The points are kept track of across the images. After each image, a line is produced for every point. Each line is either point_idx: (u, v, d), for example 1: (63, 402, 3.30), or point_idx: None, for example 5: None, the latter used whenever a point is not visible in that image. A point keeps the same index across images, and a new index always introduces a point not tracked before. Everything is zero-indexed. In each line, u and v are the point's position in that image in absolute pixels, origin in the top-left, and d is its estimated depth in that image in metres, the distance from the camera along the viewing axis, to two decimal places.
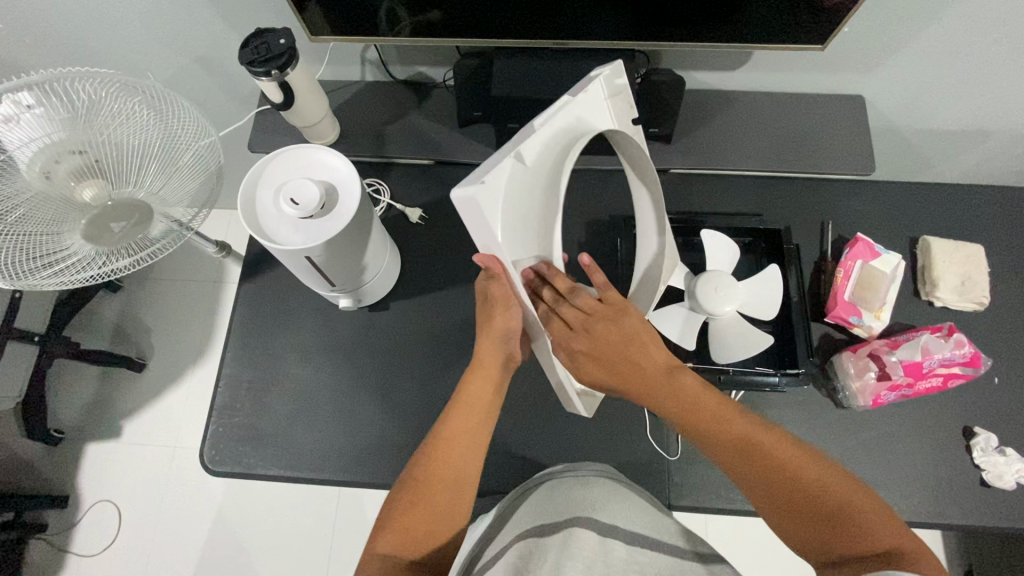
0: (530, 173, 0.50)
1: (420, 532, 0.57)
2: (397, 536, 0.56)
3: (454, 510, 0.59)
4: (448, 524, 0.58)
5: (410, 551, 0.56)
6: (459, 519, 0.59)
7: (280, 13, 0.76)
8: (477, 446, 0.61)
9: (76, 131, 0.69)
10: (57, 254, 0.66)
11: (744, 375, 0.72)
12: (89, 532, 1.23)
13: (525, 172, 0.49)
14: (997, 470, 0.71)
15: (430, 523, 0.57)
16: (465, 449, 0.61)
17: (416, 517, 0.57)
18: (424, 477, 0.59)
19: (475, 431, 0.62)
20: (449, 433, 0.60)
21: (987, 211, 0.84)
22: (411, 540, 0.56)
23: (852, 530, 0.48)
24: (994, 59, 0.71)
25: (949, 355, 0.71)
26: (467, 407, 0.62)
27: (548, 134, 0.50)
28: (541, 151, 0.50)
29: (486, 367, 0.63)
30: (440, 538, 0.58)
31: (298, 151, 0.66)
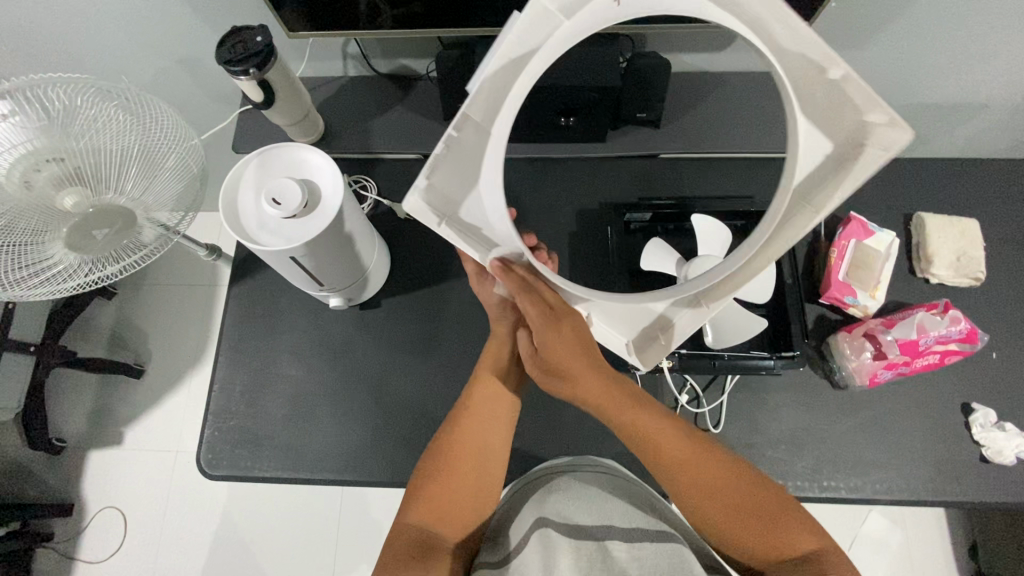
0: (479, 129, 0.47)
1: (456, 511, 0.58)
2: (429, 513, 0.57)
3: (490, 484, 0.61)
4: (481, 500, 0.60)
5: (445, 531, 0.57)
6: (490, 496, 0.61)
7: (257, 10, 0.75)
8: (503, 415, 0.64)
9: (55, 139, 0.68)
10: (43, 262, 0.67)
11: (740, 360, 0.71)
12: (96, 538, 1.24)
13: (474, 134, 0.48)
14: (997, 445, 0.70)
15: (467, 498, 0.58)
16: (489, 421, 0.62)
17: (447, 494, 0.58)
18: (453, 452, 0.60)
19: (500, 398, 0.64)
20: (475, 405, 0.63)
21: (983, 185, 0.83)
22: (447, 518, 0.57)
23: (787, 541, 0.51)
24: (987, 30, 0.70)
25: (947, 331, 0.70)
26: (492, 377, 0.65)
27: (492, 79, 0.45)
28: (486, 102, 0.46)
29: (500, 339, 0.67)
30: (475, 516, 0.59)
31: (280, 150, 0.65)
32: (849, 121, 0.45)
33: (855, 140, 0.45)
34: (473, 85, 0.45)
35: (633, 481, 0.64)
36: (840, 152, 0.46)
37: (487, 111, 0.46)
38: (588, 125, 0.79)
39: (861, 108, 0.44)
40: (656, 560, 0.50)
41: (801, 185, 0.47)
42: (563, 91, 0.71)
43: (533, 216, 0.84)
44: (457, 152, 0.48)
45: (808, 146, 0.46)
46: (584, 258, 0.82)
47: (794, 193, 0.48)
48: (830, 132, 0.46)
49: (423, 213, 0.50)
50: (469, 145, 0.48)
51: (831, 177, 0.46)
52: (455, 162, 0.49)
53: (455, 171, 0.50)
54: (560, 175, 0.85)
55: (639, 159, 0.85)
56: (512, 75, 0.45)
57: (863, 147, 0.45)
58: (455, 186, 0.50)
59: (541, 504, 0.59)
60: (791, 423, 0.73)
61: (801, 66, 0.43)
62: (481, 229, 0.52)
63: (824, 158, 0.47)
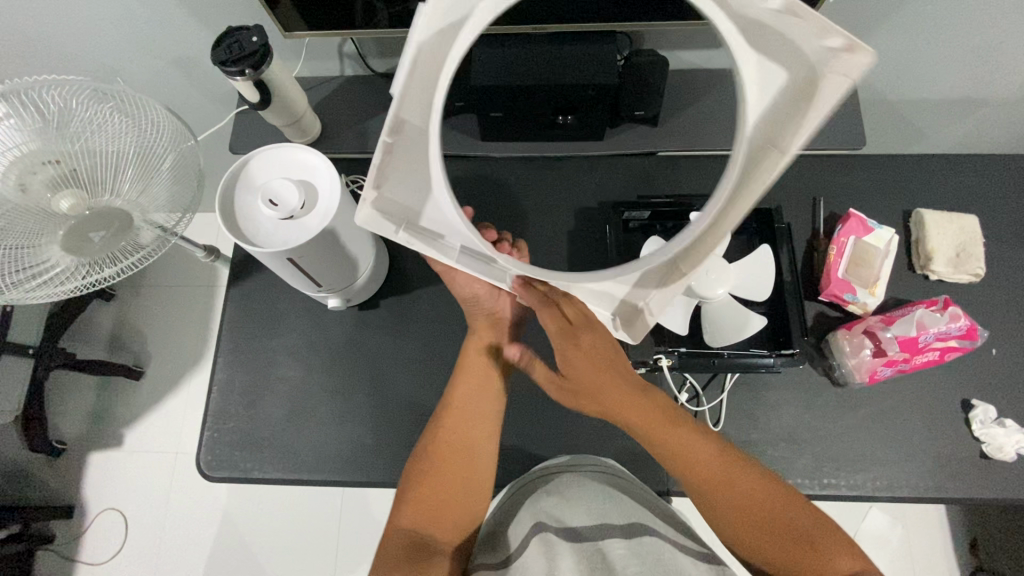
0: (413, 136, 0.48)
1: (450, 513, 0.58)
2: (421, 515, 0.57)
3: (483, 484, 0.61)
4: (476, 501, 0.60)
5: (438, 532, 0.57)
6: (483, 497, 0.61)
7: (253, 10, 0.74)
8: (490, 414, 0.63)
9: (51, 142, 0.68)
10: (40, 266, 0.67)
11: (737, 358, 0.70)
12: (96, 540, 1.24)
13: (414, 137, 0.48)
14: (997, 441, 0.70)
15: (459, 499, 0.59)
16: (476, 421, 0.62)
17: (440, 495, 0.58)
18: (444, 452, 0.60)
19: (485, 397, 0.64)
20: (461, 404, 0.63)
21: (982, 181, 0.82)
22: (441, 519, 0.58)
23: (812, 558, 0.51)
24: (985, 26, 0.70)
25: (945, 328, 0.70)
26: (475, 375, 0.64)
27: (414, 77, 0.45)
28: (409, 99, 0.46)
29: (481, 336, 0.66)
30: (471, 517, 0.60)
31: (275, 150, 0.65)
32: (799, 49, 0.43)
33: (809, 72, 0.43)
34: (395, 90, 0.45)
35: (631, 479, 0.64)
36: (794, 87, 0.44)
37: (415, 113, 0.47)
38: (586, 123, 0.79)
39: (813, 37, 0.42)
40: (655, 557, 0.50)
41: (756, 130, 0.46)
42: (561, 90, 0.70)
43: (531, 215, 0.84)
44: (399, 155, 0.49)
45: (761, 87, 0.45)
46: (582, 256, 0.82)
47: (756, 139, 0.45)
48: (783, 61, 0.44)
49: (381, 224, 0.51)
50: (408, 147, 0.49)
51: (791, 113, 0.44)
52: (403, 168, 0.50)
53: (404, 171, 0.50)
54: (558, 173, 0.85)
55: (637, 157, 0.85)
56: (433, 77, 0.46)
57: (821, 77, 0.43)
58: (407, 194, 0.51)
59: (539, 503, 0.60)
60: (791, 421, 0.73)
61: (751, 22, 0.44)
62: (440, 236, 0.53)
63: (780, 92, 0.45)
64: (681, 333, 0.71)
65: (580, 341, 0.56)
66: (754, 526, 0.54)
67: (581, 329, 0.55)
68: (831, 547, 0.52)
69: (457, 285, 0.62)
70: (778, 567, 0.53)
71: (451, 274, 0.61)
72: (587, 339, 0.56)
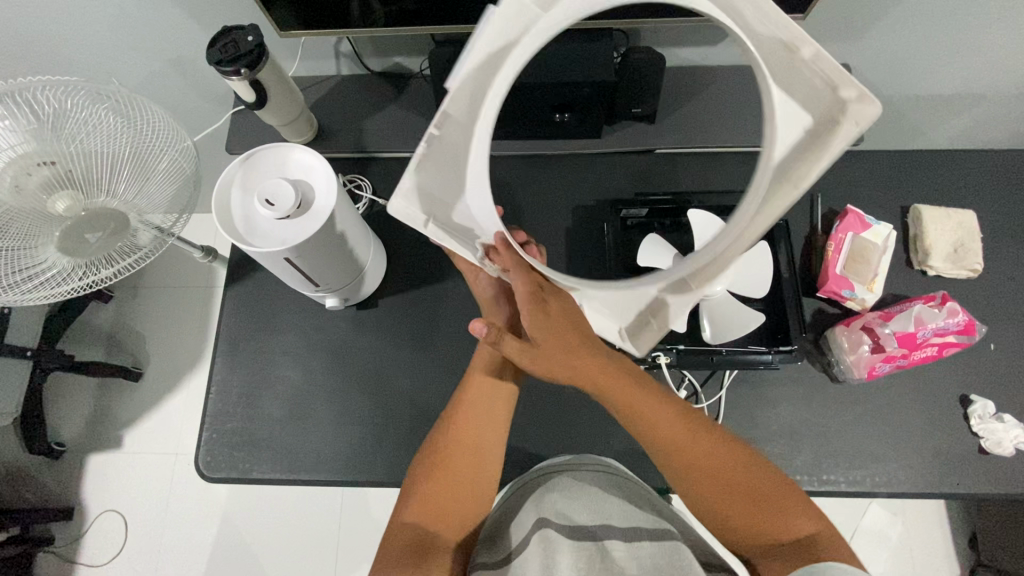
0: (458, 131, 0.49)
1: (452, 512, 0.58)
2: (426, 512, 0.57)
3: (487, 483, 0.61)
4: (478, 501, 0.60)
5: (440, 531, 0.56)
6: (487, 498, 0.61)
7: (248, 9, 0.74)
8: (499, 412, 0.63)
9: (46, 143, 0.68)
10: (35, 266, 0.66)
11: (737, 355, 0.71)
12: (96, 541, 1.24)
13: (456, 129, 0.49)
14: (996, 437, 0.70)
15: (463, 499, 0.58)
16: (484, 419, 0.62)
17: (444, 492, 0.58)
18: (448, 449, 0.60)
19: (493, 395, 0.64)
20: (470, 400, 0.63)
21: (980, 176, 0.82)
22: (445, 518, 0.57)
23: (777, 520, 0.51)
24: (982, 21, 0.70)
25: (944, 324, 0.70)
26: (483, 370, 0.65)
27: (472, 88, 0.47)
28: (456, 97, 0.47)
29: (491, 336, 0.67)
30: (474, 516, 0.59)
31: (273, 150, 0.64)
32: (823, 87, 0.44)
33: (835, 113, 0.44)
34: (452, 83, 0.47)
35: (632, 481, 0.64)
36: (817, 127, 0.45)
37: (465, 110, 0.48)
38: (583, 121, 0.78)
39: (838, 83, 0.43)
40: (656, 556, 0.50)
41: (779, 163, 0.46)
42: (558, 87, 0.70)
43: (528, 214, 0.84)
44: (437, 149, 0.49)
45: (787, 119, 0.45)
46: (580, 254, 0.82)
47: (774, 170, 0.46)
48: (808, 99, 0.45)
49: (408, 212, 0.51)
50: (453, 146, 0.49)
51: (804, 153, 0.45)
52: (441, 161, 0.50)
53: (438, 169, 0.50)
54: (556, 171, 0.85)
55: (635, 155, 0.84)
56: (489, 74, 0.47)
57: (840, 122, 0.44)
58: (445, 183, 0.51)
59: (538, 501, 0.59)
60: (790, 418, 0.73)
61: (775, 52, 0.44)
62: (473, 231, 0.53)
63: (803, 131, 0.45)
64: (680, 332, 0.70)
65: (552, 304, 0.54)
66: (730, 496, 0.53)
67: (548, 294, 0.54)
68: (791, 509, 0.52)
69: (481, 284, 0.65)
70: (758, 548, 0.52)
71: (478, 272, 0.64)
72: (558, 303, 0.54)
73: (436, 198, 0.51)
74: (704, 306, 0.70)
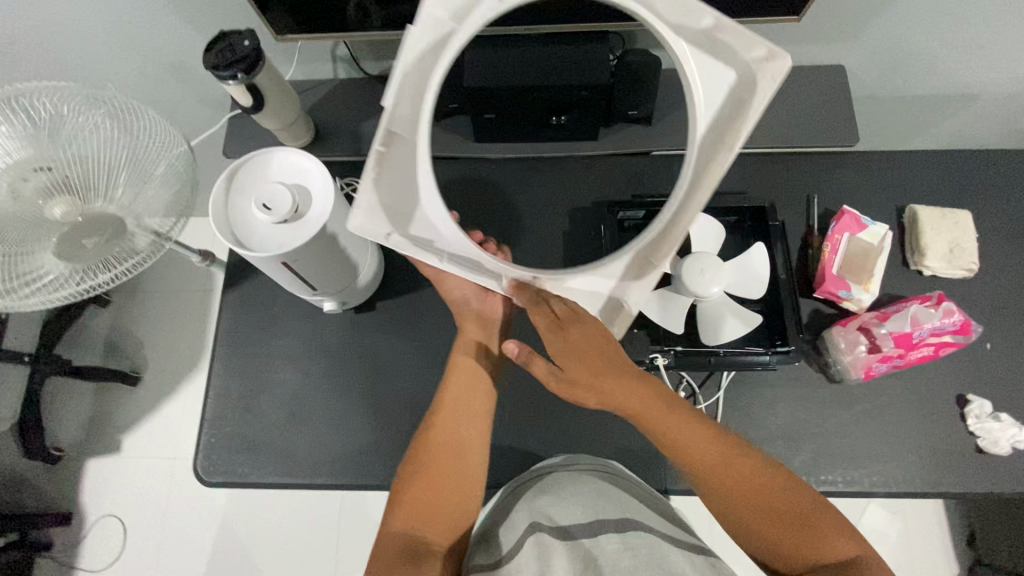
0: (400, 149, 0.54)
1: (441, 514, 0.58)
2: (415, 515, 0.57)
3: (474, 484, 0.61)
4: (467, 503, 0.60)
5: (430, 532, 0.56)
6: (475, 500, 0.61)
7: (245, 13, 0.74)
8: (481, 410, 0.64)
9: (43, 150, 0.69)
10: (31, 273, 0.66)
11: (734, 356, 0.71)
12: (95, 546, 1.23)
13: (401, 147, 0.54)
14: (992, 436, 0.71)
15: (452, 499, 0.59)
16: (467, 418, 0.63)
17: (432, 493, 0.58)
18: (434, 451, 0.61)
19: (475, 393, 0.64)
20: (450, 399, 0.63)
21: (976, 176, 0.83)
22: (434, 521, 0.57)
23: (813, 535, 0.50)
24: (975, 22, 0.70)
25: (939, 324, 0.70)
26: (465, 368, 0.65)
27: (404, 103, 0.53)
28: (394, 116, 0.53)
29: (470, 336, 0.67)
30: (465, 518, 0.59)
31: (270, 154, 0.65)
32: (739, 63, 0.51)
33: (749, 76, 0.51)
34: (387, 102, 0.52)
35: (629, 479, 0.64)
36: (741, 88, 0.51)
37: (403, 126, 0.54)
38: (579, 123, 0.78)
39: (747, 50, 0.50)
40: (650, 551, 0.50)
41: (710, 128, 0.53)
42: (554, 91, 0.70)
43: (525, 217, 0.84)
44: (388, 162, 0.54)
45: (712, 89, 0.52)
46: (578, 256, 0.82)
47: (705, 135, 0.53)
48: (728, 65, 0.51)
49: (373, 227, 0.53)
50: (404, 158, 0.54)
51: (732, 115, 0.52)
52: (396, 178, 0.54)
53: (395, 182, 0.54)
54: (552, 174, 0.85)
55: (632, 157, 0.85)
56: (421, 87, 0.53)
57: (757, 81, 0.50)
58: (405, 191, 0.55)
59: (532, 505, 0.59)
60: (787, 418, 0.74)
61: (695, 37, 0.52)
62: (434, 243, 0.55)
63: (727, 94, 0.52)
64: (677, 333, 0.70)
65: (569, 333, 0.56)
66: (761, 513, 0.52)
67: (569, 321, 0.56)
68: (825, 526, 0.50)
69: (448, 287, 0.66)
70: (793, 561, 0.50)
71: (444, 277, 0.65)
72: (577, 333, 0.56)
73: (397, 213, 0.54)
74: (702, 308, 0.70)
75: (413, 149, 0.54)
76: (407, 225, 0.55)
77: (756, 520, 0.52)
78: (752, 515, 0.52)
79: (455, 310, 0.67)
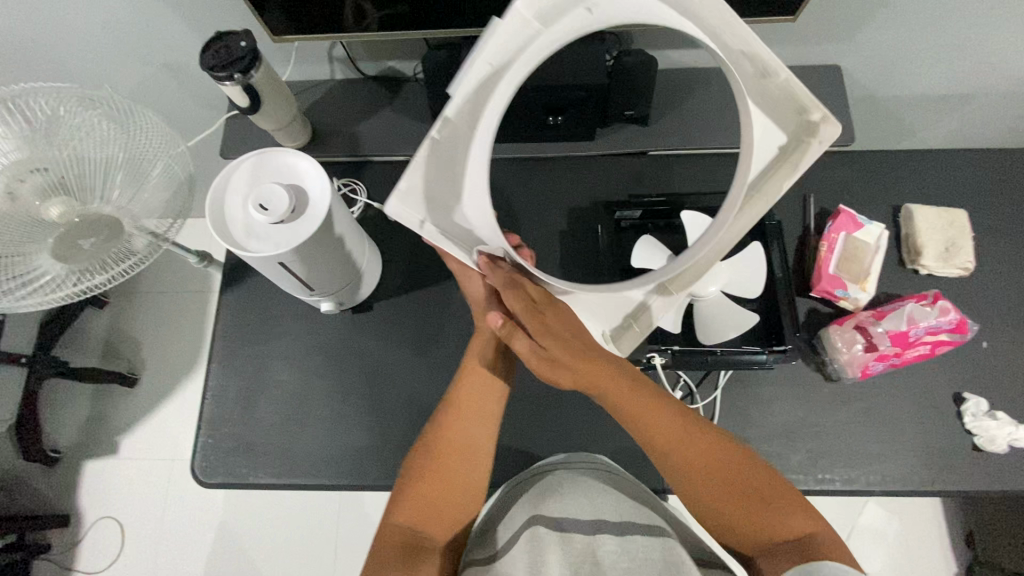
0: (444, 143, 0.52)
1: (442, 513, 0.58)
2: (417, 513, 0.56)
3: (478, 485, 0.61)
4: (468, 503, 0.60)
5: (430, 530, 0.56)
6: (475, 501, 0.61)
7: (242, 14, 0.74)
8: (492, 411, 0.63)
9: (38, 149, 0.68)
10: (27, 274, 0.66)
11: (732, 355, 0.71)
12: (92, 549, 1.23)
13: (454, 137, 0.52)
14: (989, 434, 0.71)
15: (452, 500, 0.59)
16: (472, 419, 0.62)
17: (433, 495, 0.58)
18: (440, 450, 0.60)
19: (486, 394, 0.64)
20: (461, 400, 0.63)
21: (971, 175, 0.83)
22: (435, 519, 0.57)
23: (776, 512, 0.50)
24: (970, 22, 0.70)
25: (936, 322, 0.71)
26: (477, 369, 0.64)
27: (466, 99, 0.51)
28: (456, 109, 0.51)
29: (484, 335, 0.66)
30: (463, 517, 0.59)
31: (267, 155, 0.65)
32: (794, 114, 0.50)
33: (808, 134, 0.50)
34: (452, 100, 0.51)
35: (631, 479, 0.64)
36: (792, 147, 0.51)
37: (464, 113, 0.52)
38: (576, 123, 0.78)
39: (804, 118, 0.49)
40: (647, 555, 0.50)
41: (759, 174, 0.52)
42: (550, 91, 0.70)
43: (523, 217, 0.84)
44: (436, 154, 0.52)
45: (763, 141, 0.51)
46: (575, 256, 0.82)
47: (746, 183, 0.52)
48: (779, 124, 0.50)
49: (407, 213, 0.52)
50: (450, 155, 0.53)
51: (780, 170, 0.51)
52: (440, 165, 0.52)
53: (438, 172, 0.52)
54: (549, 174, 0.85)
55: (629, 157, 0.85)
56: (490, 87, 0.51)
57: (809, 142, 0.50)
58: (446, 179, 0.53)
59: (532, 501, 0.60)
60: (785, 417, 0.74)
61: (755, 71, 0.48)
62: (470, 235, 0.54)
63: (773, 155, 0.51)
64: (675, 332, 0.70)
65: (546, 317, 0.54)
66: (727, 492, 0.52)
67: (545, 305, 0.55)
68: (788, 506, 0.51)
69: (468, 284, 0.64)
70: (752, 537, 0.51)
71: (467, 274, 0.63)
72: (552, 316, 0.54)
73: (428, 204, 0.52)
74: (699, 307, 0.71)
75: (468, 145, 0.52)
76: (450, 217, 0.53)
77: (719, 496, 0.52)
78: (717, 495, 0.52)
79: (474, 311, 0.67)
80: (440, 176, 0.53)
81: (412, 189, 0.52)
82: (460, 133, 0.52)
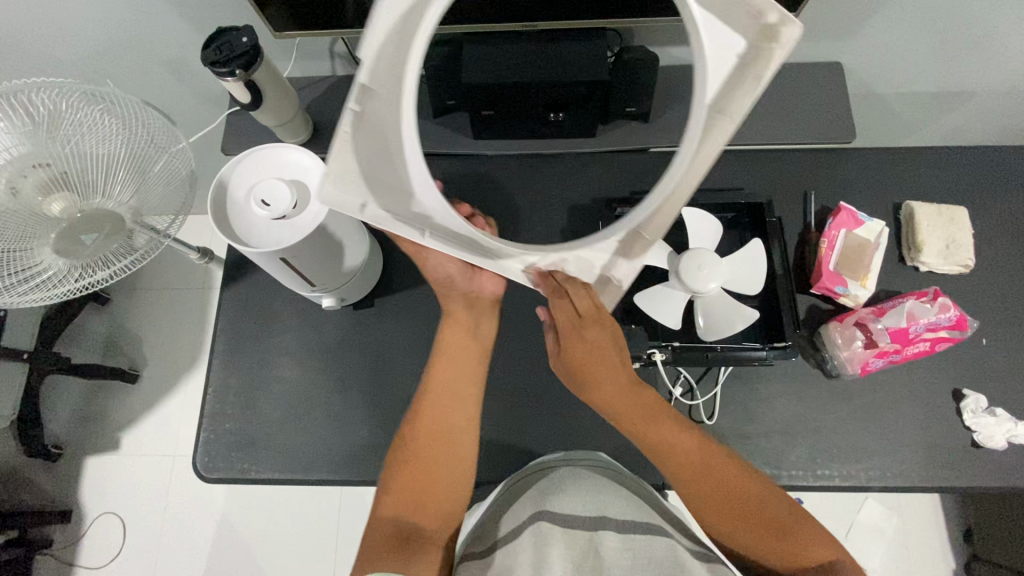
0: (371, 111, 0.50)
1: (432, 506, 0.58)
2: (405, 505, 0.57)
3: (465, 471, 0.62)
4: (456, 493, 0.60)
5: (422, 522, 0.57)
6: (464, 493, 0.61)
7: (243, 10, 0.74)
8: (468, 392, 0.64)
9: (42, 145, 0.68)
10: (31, 269, 0.66)
11: (731, 352, 0.71)
12: (95, 544, 1.24)
13: (378, 107, 0.50)
14: (989, 430, 0.71)
15: (442, 492, 0.59)
16: (451, 403, 0.63)
17: (419, 487, 0.59)
18: (423, 439, 0.61)
19: (458, 372, 0.65)
20: (435, 386, 0.64)
21: (972, 172, 0.83)
22: (424, 509, 0.58)
23: (789, 537, 0.52)
24: (972, 19, 0.70)
25: (936, 319, 0.71)
26: (450, 350, 0.65)
27: (380, 54, 0.48)
28: (369, 75, 0.48)
29: (457, 317, 0.67)
30: (454, 511, 0.59)
31: (268, 150, 0.65)
32: (751, 16, 0.48)
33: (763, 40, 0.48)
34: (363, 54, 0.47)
35: (628, 475, 0.64)
36: (751, 51, 0.49)
37: (382, 81, 0.49)
38: (577, 120, 0.79)
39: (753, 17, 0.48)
40: (650, 556, 0.50)
41: (718, 93, 0.50)
42: (549, 88, 0.70)
43: (523, 213, 0.84)
44: (365, 125, 0.50)
45: (722, 44, 0.50)
46: None
47: (711, 102, 0.51)
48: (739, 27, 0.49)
49: (348, 197, 0.51)
50: (375, 119, 0.50)
51: (742, 79, 0.50)
52: (370, 143, 0.51)
53: (369, 147, 0.51)
54: (550, 170, 0.85)
55: (630, 153, 0.85)
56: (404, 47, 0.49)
57: (771, 45, 0.48)
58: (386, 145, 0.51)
59: (532, 501, 0.59)
60: (784, 414, 0.74)
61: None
62: (416, 212, 0.53)
63: (736, 60, 0.50)
64: (675, 328, 0.71)
65: (585, 333, 0.61)
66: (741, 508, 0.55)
67: (591, 318, 0.60)
68: (806, 532, 0.53)
69: (430, 266, 0.65)
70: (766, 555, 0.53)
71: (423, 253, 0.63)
72: (594, 334, 0.61)
73: (376, 182, 0.52)
74: (701, 306, 0.71)
75: (394, 108, 0.51)
76: (389, 195, 0.52)
77: (735, 517, 0.55)
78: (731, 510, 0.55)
79: (440, 292, 0.67)
80: (376, 147, 0.51)
81: (355, 172, 0.51)
82: (390, 104, 0.50)
